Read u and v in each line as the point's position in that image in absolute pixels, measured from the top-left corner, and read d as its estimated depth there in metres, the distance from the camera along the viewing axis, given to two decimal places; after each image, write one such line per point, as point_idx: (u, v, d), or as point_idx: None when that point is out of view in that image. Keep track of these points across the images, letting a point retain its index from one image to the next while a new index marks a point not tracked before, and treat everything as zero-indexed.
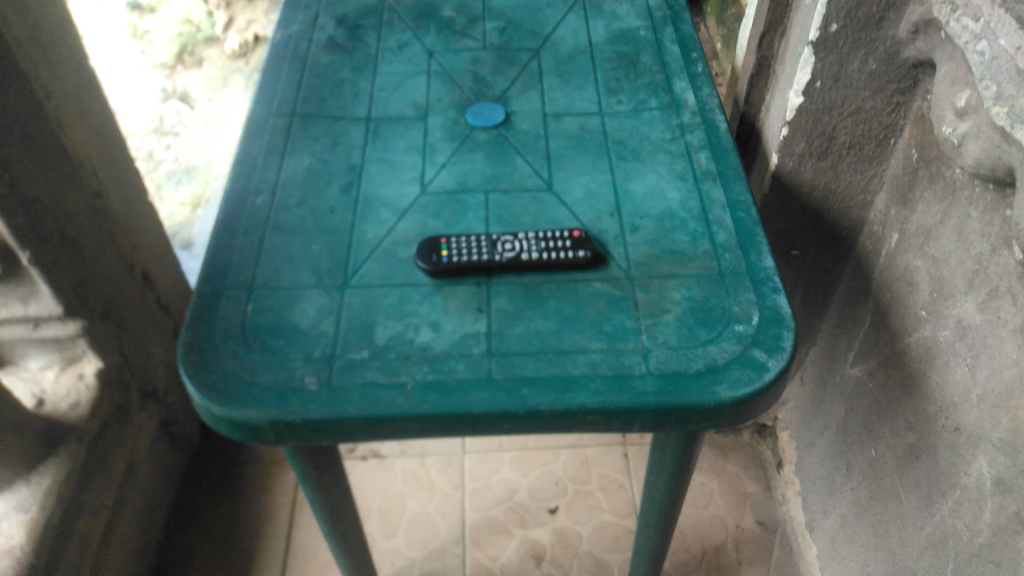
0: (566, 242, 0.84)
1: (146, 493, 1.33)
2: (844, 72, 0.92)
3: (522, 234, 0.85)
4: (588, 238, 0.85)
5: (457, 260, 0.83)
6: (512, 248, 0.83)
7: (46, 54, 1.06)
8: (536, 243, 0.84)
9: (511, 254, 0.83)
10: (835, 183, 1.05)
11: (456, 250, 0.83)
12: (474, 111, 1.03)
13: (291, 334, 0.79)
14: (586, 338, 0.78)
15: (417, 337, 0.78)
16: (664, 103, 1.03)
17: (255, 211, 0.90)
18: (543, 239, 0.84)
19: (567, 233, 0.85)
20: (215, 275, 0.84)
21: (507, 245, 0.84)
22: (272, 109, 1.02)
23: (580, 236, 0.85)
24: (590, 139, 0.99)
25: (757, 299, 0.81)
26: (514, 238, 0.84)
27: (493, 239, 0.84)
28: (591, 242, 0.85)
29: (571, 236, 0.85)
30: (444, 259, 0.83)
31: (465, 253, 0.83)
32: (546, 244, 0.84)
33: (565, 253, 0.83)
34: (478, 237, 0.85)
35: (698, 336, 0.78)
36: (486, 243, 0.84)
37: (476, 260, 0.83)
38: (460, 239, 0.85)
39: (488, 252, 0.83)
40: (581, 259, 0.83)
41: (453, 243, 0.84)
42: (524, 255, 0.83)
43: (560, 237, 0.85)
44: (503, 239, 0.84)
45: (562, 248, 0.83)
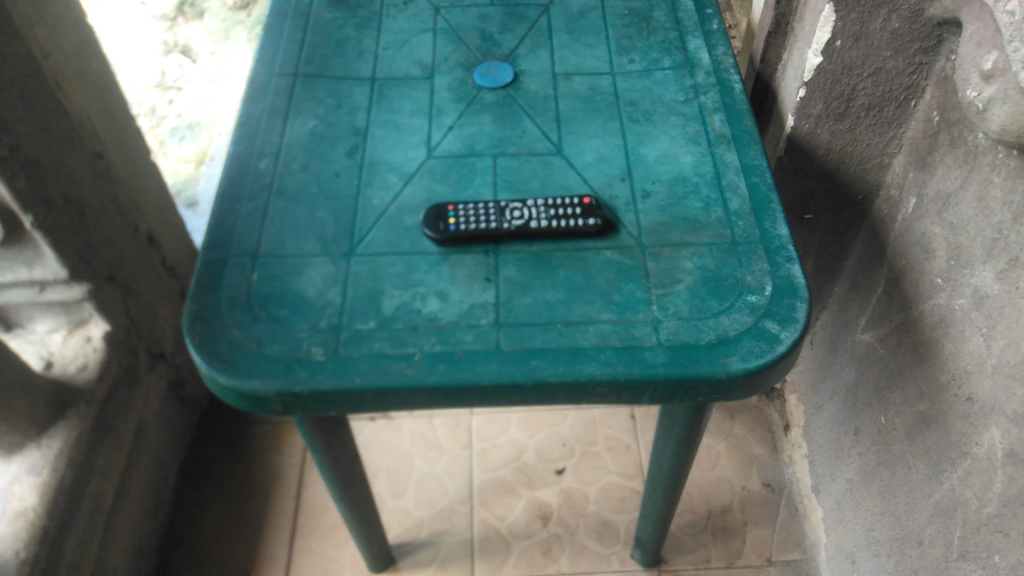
0: (576, 209, 0.82)
1: (157, 452, 1.35)
2: (866, 31, 0.89)
3: (530, 201, 0.83)
4: (598, 205, 0.83)
5: (464, 229, 0.81)
6: (520, 216, 0.82)
7: (42, 10, 1.03)
8: (546, 212, 0.82)
9: (520, 223, 0.81)
10: (853, 146, 1.02)
11: (464, 218, 0.82)
12: (481, 70, 1.00)
13: (298, 303, 0.78)
14: (596, 309, 0.77)
15: (425, 307, 0.77)
16: (677, 62, 1.00)
17: (259, 176, 0.88)
18: (552, 207, 0.82)
19: (576, 201, 0.83)
20: (219, 243, 0.82)
21: (515, 213, 0.82)
22: (275, 68, 0.99)
23: (590, 203, 0.83)
24: (601, 101, 0.97)
25: (771, 269, 0.79)
26: (523, 206, 0.83)
27: (501, 207, 0.83)
28: (601, 210, 0.83)
29: (581, 204, 0.83)
30: (451, 227, 0.81)
31: (472, 221, 0.81)
32: (555, 212, 0.82)
33: (575, 220, 0.81)
34: (486, 205, 0.83)
35: (710, 307, 0.77)
36: (494, 211, 0.82)
37: (483, 228, 0.81)
38: (468, 206, 0.83)
39: (496, 220, 0.81)
40: (591, 228, 0.81)
41: (460, 211, 0.82)
42: (533, 223, 0.81)
43: (570, 204, 0.83)
44: (511, 207, 0.82)
45: (572, 217, 0.82)
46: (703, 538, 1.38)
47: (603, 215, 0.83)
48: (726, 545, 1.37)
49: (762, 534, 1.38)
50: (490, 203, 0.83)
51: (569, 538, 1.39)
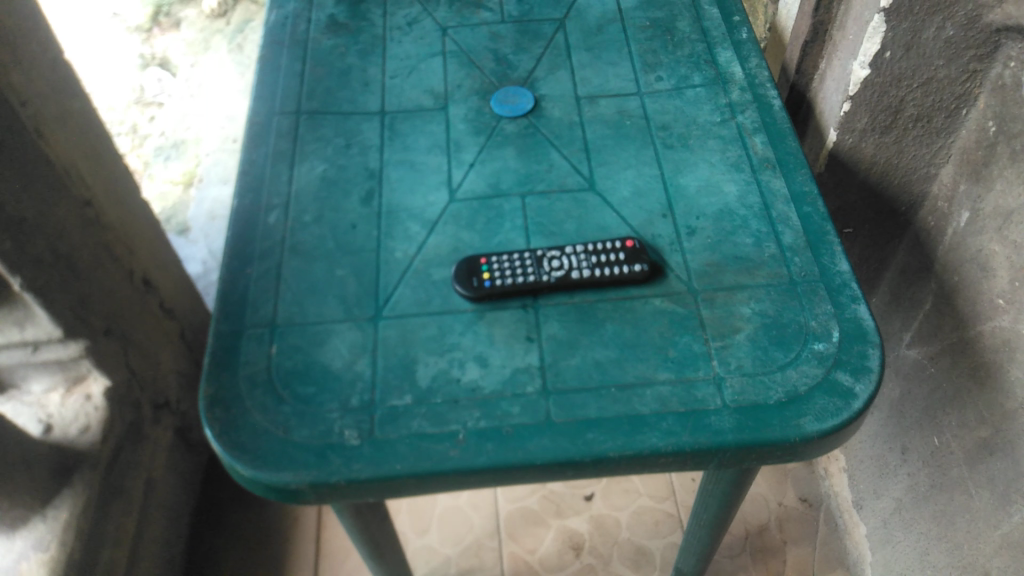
0: (620, 254, 0.76)
1: (168, 505, 1.28)
2: (918, 40, 0.82)
3: (569, 249, 0.76)
4: (643, 248, 0.76)
5: (499, 285, 0.74)
6: (559, 266, 0.75)
7: (15, 54, 0.94)
8: (587, 260, 0.75)
9: (560, 274, 0.74)
10: (898, 158, 0.96)
11: (498, 271, 0.75)
12: (499, 97, 0.92)
13: (325, 379, 0.71)
14: (651, 368, 0.70)
15: (464, 376, 0.70)
16: (709, 78, 0.93)
17: (269, 232, 0.81)
18: (593, 253, 0.76)
19: (619, 244, 0.76)
20: (231, 312, 0.75)
21: (554, 262, 0.75)
22: (275, 106, 0.92)
23: (634, 246, 0.76)
24: (631, 126, 0.90)
25: (836, 311, 0.73)
26: (561, 255, 0.76)
27: (538, 256, 0.76)
28: (647, 254, 0.76)
29: (624, 247, 0.76)
30: (485, 283, 0.74)
31: (508, 275, 0.75)
32: (597, 260, 0.75)
33: (620, 267, 0.75)
34: (521, 255, 0.76)
35: (775, 360, 0.70)
36: (530, 262, 0.75)
37: (521, 282, 0.74)
38: (502, 257, 0.76)
39: (532, 273, 0.75)
40: (638, 275, 0.75)
41: (494, 264, 0.75)
42: (575, 273, 0.74)
43: (612, 249, 0.76)
44: (549, 255, 0.76)
45: (616, 264, 0.75)
46: (742, 560, 1.33)
47: (649, 259, 0.76)
48: (766, 566, 1.32)
49: (803, 553, 1.34)
50: (525, 252, 0.76)
51: (604, 568, 1.33)
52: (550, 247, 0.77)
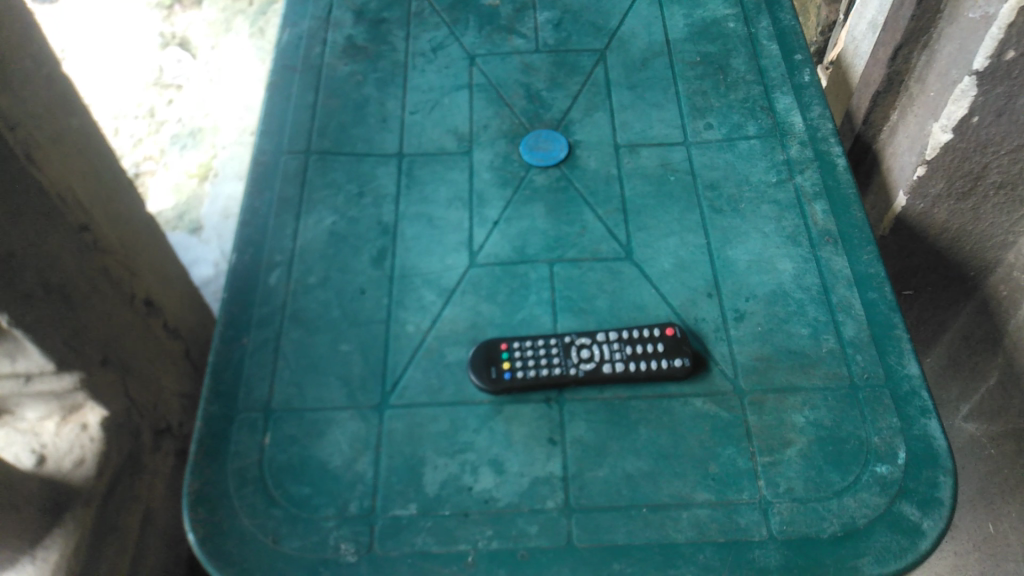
0: (658, 345, 0.67)
1: (167, 534, 1.22)
2: (1012, 106, 0.70)
3: (601, 336, 0.67)
4: (685, 338, 0.68)
5: (520, 379, 0.65)
6: (589, 358, 0.66)
7: (5, 73, 0.87)
8: (620, 352, 0.66)
9: (591, 367, 0.66)
10: (973, 225, 0.85)
11: (519, 361, 0.66)
12: (530, 142, 0.83)
13: (322, 479, 0.64)
14: (689, 486, 0.62)
15: (476, 483, 0.63)
16: (765, 128, 0.83)
17: (269, 295, 0.73)
18: (629, 343, 0.67)
19: (657, 332, 0.68)
20: (224, 392, 0.68)
21: (583, 353, 0.66)
22: (283, 145, 0.84)
23: (674, 335, 0.68)
24: (675, 182, 0.80)
25: (902, 425, 0.64)
26: (592, 344, 0.67)
27: (566, 343, 0.67)
28: (689, 344, 0.68)
29: (663, 337, 0.67)
30: (505, 375, 0.66)
31: (530, 367, 0.66)
32: (632, 351, 0.67)
33: (657, 362, 0.66)
34: (546, 342, 0.67)
35: (830, 483, 0.62)
36: (557, 351, 0.67)
37: (546, 375, 0.65)
38: (524, 343, 0.67)
39: (557, 366, 0.66)
40: (678, 371, 0.66)
41: (515, 352, 0.67)
42: (607, 367, 0.66)
43: (649, 339, 0.67)
44: (578, 343, 0.67)
45: (653, 358, 0.66)
46: None
47: (691, 351, 0.67)
48: None
49: None
50: (550, 338, 0.67)
51: None
52: (578, 331, 0.68)
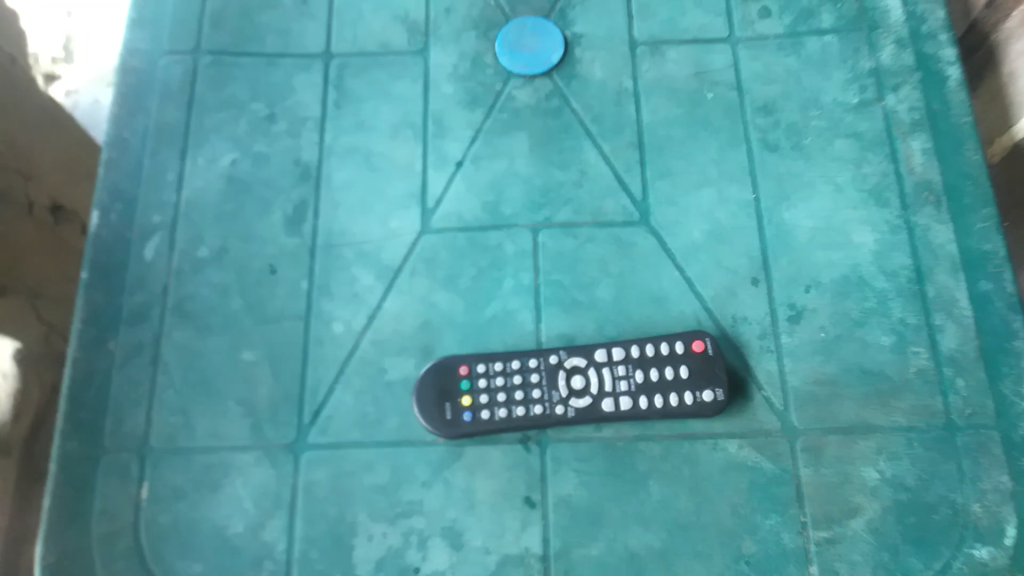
0: (682, 370, 0.48)
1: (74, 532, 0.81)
2: None
3: (601, 357, 0.48)
4: (719, 356, 0.48)
5: (485, 424, 0.47)
6: (584, 391, 0.47)
7: None
8: (627, 381, 0.47)
9: (585, 404, 0.47)
10: None
11: (484, 395, 0.47)
12: (510, 39, 0.59)
13: (217, 553, 0.47)
14: (714, 571, 0.46)
15: (425, 564, 0.46)
16: (846, 17, 0.58)
17: (146, 277, 0.53)
18: (640, 367, 0.48)
19: (679, 348, 0.48)
20: (84, 421, 0.50)
21: (575, 383, 0.47)
22: (163, 42, 0.60)
23: (704, 352, 0.48)
24: (713, 103, 0.56)
25: (1015, 486, 0.46)
26: (589, 368, 0.48)
27: (550, 367, 0.48)
28: (724, 364, 0.48)
29: (690, 358, 0.48)
30: (463, 415, 0.47)
31: (499, 405, 0.47)
32: (644, 378, 0.47)
33: (679, 397, 0.47)
34: (523, 365, 0.48)
35: (909, 571, 0.45)
36: (537, 379, 0.48)
37: (522, 417, 0.47)
38: (492, 366, 0.48)
39: (537, 403, 0.47)
40: (707, 407, 0.47)
41: (480, 381, 0.48)
42: (608, 403, 0.47)
43: (669, 358, 0.48)
44: (568, 368, 0.48)
45: (674, 388, 0.47)
46: None
47: (727, 374, 0.48)
48: None
49: None
50: (529, 358, 0.48)
51: None
52: (569, 346, 0.48)
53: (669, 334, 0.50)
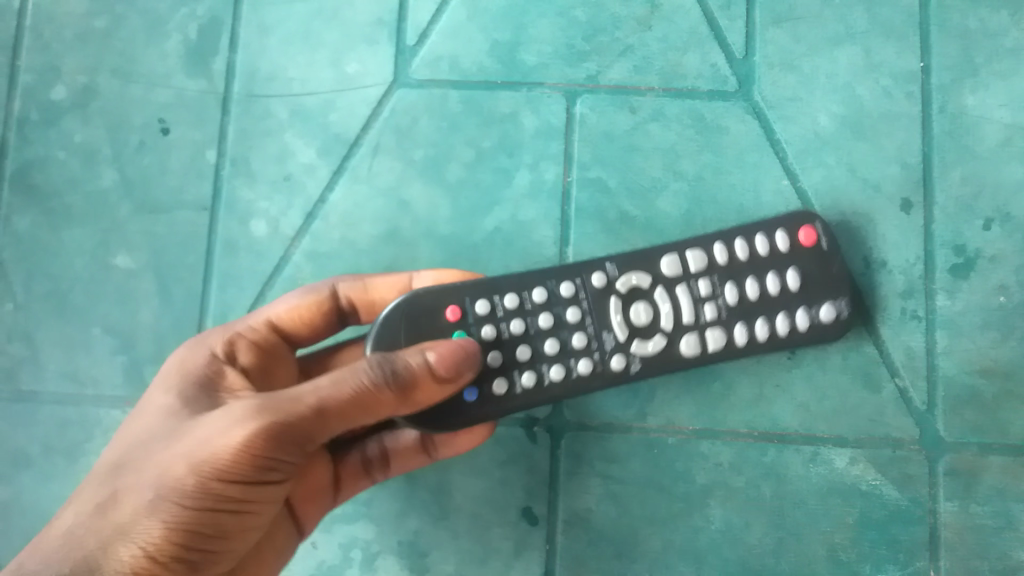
0: (786, 276, 0.31)
1: None
2: None
3: (672, 271, 0.31)
4: (836, 250, 0.31)
5: (502, 402, 0.29)
6: (651, 330, 0.30)
7: None
8: (715, 306, 0.30)
9: (653, 350, 0.30)
10: None
11: (495, 354, 0.29)
12: None
13: None
14: None
15: None
16: None
17: None
18: (728, 277, 0.31)
19: (782, 244, 0.31)
20: None
21: (636, 317, 0.30)
22: None
23: (816, 247, 0.31)
24: None
25: None
26: (656, 291, 0.31)
27: (595, 292, 0.30)
28: (843, 262, 0.31)
29: (796, 258, 0.31)
30: (463, 392, 0.29)
31: (520, 365, 0.29)
32: (737, 297, 0.31)
33: (786, 318, 0.31)
34: (550, 297, 0.30)
35: None
36: (578, 316, 0.30)
37: (558, 382, 0.29)
38: (501, 302, 0.30)
39: (582, 354, 0.30)
40: (826, 332, 0.31)
41: (483, 329, 0.29)
42: (689, 343, 0.30)
43: (770, 261, 0.31)
44: (622, 293, 0.30)
45: (784, 304, 0.31)
46: None
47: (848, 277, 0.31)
48: None
49: None
50: (559, 283, 0.30)
51: None
52: (618, 257, 0.31)
53: (756, 220, 0.32)
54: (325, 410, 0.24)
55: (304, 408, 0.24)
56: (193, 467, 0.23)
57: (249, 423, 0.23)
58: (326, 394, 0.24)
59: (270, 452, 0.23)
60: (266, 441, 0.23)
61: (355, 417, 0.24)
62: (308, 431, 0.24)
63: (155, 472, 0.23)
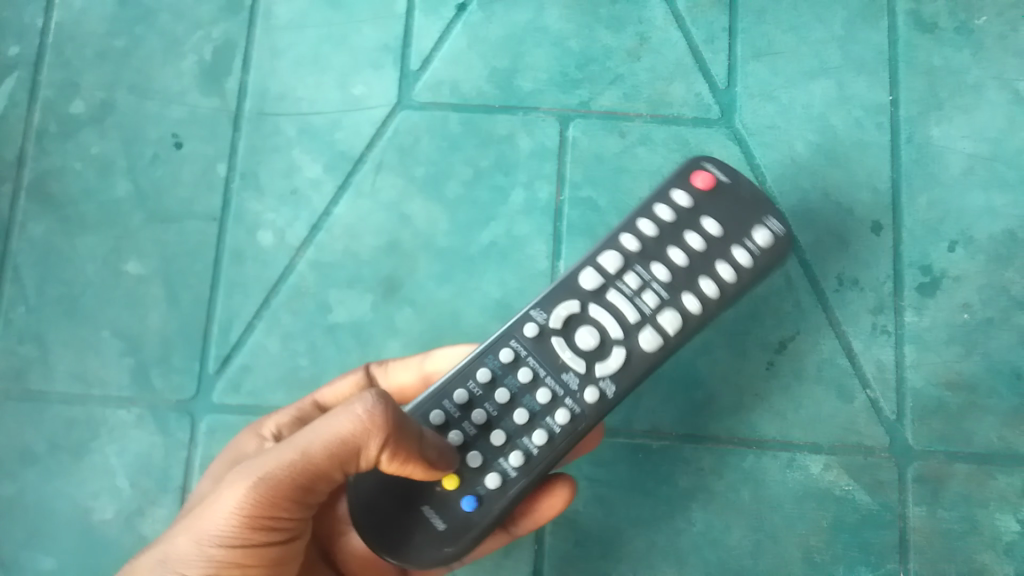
0: (709, 223, 0.29)
1: None
2: None
3: (594, 283, 0.29)
4: (736, 179, 0.30)
5: (499, 497, 0.27)
6: (605, 346, 0.28)
7: None
8: (655, 291, 0.29)
9: (616, 363, 0.28)
10: None
11: (474, 453, 0.27)
12: None
13: (75, 546, 0.33)
14: None
15: None
16: None
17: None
18: (647, 265, 0.29)
19: (682, 202, 0.30)
20: None
21: (584, 343, 0.28)
22: None
23: (715, 187, 0.30)
24: None
25: None
26: (590, 310, 0.29)
27: (533, 343, 0.28)
28: (751, 183, 0.30)
29: (712, 203, 0.30)
30: (461, 505, 0.27)
31: (499, 452, 0.27)
32: (668, 272, 0.29)
33: (725, 263, 0.29)
34: (495, 372, 0.28)
35: None
36: (529, 374, 0.28)
37: (546, 457, 0.27)
38: (457, 399, 0.28)
39: (554, 409, 0.28)
40: (771, 255, 0.29)
41: (452, 436, 0.27)
42: (647, 338, 0.28)
43: (685, 219, 0.30)
44: (558, 330, 0.28)
45: (708, 242, 0.29)
46: None
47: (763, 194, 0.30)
48: None
49: None
50: (495, 355, 0.28)
51: None
52: (540, 297, 0.29)
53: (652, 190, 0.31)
54: (311, 458, 0.24)
55: (291, 460, 0.24)
56: (197, 539, 0.25)
57: (238, 486, 0.24)
58: (314, 449, 0.24)
59: (264, 509, 0.24)
60: (260, 501, 0.24)
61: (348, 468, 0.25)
62: (299, 482, 0.25)
63: (163, 548, 0.25)
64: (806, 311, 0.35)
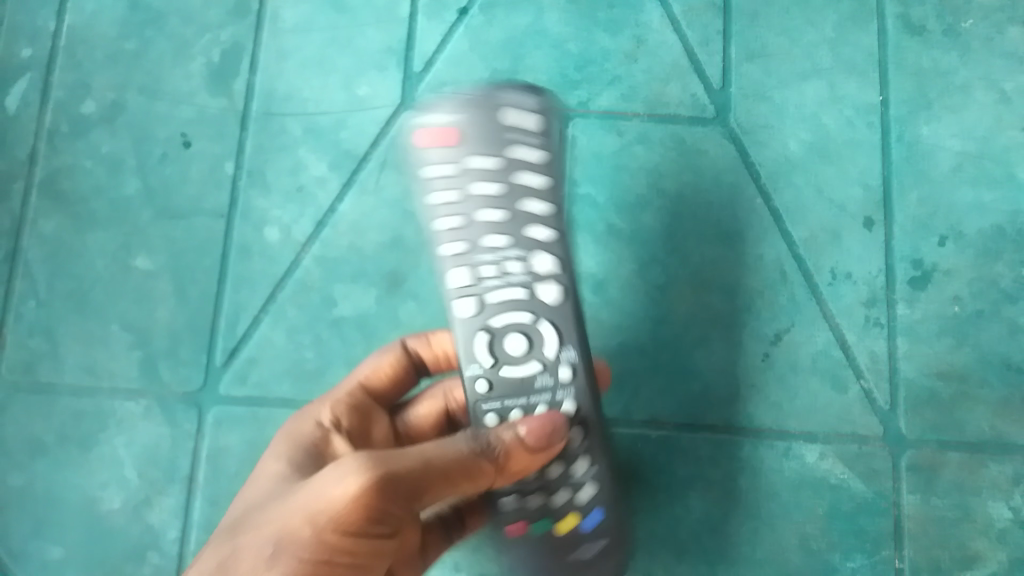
0: (497, 182, 0.31)
1: None
2: None
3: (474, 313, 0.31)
4: (471, 110, 0.31)
5: (587, 479, 0.32)
6: (534, 327, 0.31)
7: None
8: (510, 260, 0.31)
9: (548, 330, 0.31)
10: None
11: (561, 493, 0.31)
12: None
13: (83, 535, 0.34)
14: None
15: None
16: None
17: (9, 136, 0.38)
18: (494, 254, 0.31)
19: (450, 172, 0.31)
20: None
21: (513, 345, 0.31)
22: None
23: (460, 126, 0.32)
24: None
25: None
26: (499, 322, 0.31)
27: (506, 363, 0.31)
28: (490, 98, 0.31)
29: (472, 158, 0.31)
30: (590, 520, 0.31)
31: (567, 476, 0.31)
32: (495, 225, 0.31)
33: (536, 199, 0.31)
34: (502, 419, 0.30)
35: None
36: (543, 382, 0.31)
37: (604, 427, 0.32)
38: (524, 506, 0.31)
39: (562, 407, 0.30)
40: (538, 131, 0.32)
41: (533, 502, 0.32)
42: (547, 292, 0.31)
43: (468, 195, 0.31)
44: (493, 331, 0.31)
45: (502, 203, 0.31)
46: None
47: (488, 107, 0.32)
48: None
49: None
50: (473, 385, 0.31)
51: None
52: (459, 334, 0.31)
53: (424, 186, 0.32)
54: (433, 471, 0.25)
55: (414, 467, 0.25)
56: (313, 516, 0.24)
57: (351, 485, 0.24)
58: (434, 461, 0.26)
59: (380, 497, 0.24)
60: (381, 501, 0.24)
61: (459, 483, 0.26)
62: (418, 483, 0.25)
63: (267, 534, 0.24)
64: (800, 304, 0.35)
